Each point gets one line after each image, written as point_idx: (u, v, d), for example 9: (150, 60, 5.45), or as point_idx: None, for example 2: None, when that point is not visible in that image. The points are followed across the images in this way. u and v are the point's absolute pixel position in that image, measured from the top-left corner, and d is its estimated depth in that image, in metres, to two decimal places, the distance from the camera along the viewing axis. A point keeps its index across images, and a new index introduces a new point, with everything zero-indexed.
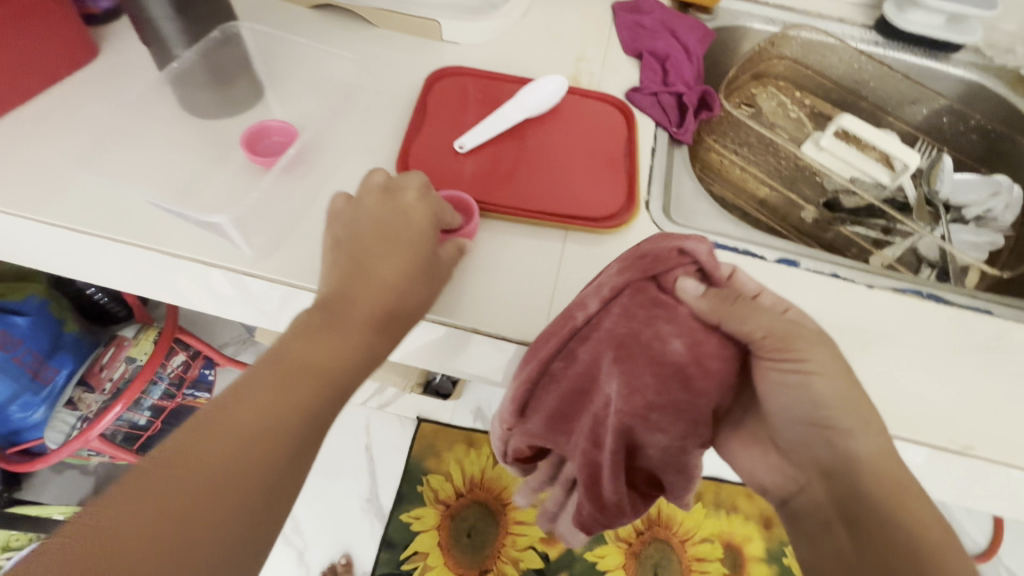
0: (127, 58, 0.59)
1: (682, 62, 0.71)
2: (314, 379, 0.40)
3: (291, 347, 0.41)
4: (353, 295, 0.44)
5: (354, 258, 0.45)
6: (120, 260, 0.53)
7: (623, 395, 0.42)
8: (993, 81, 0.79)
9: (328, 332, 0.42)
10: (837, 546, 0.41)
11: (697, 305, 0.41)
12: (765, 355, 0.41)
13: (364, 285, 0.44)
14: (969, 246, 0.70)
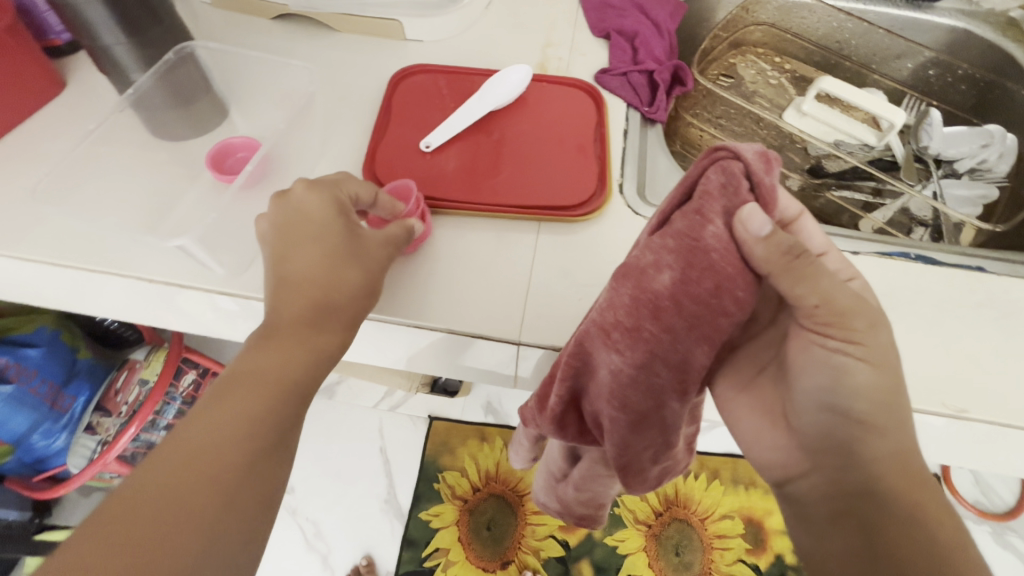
0: (95, 89, 0.60)
1: (652, 38, 0.69)
2: (306, 353, 0.43)
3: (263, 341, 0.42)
4: (322, 295, 0.44)
5: (308, 259, 0.45)
6: (110, 292, 0.54)
7: (600, 306, 0.39)
8: (980, 27, 0.75)
9: (305, 325, 0.43)
10: (845, 543, 0.37)
11: (753, 248, 0.34)
12: (811, 325, 0.37)
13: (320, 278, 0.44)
14: (962, 201, 0.69)
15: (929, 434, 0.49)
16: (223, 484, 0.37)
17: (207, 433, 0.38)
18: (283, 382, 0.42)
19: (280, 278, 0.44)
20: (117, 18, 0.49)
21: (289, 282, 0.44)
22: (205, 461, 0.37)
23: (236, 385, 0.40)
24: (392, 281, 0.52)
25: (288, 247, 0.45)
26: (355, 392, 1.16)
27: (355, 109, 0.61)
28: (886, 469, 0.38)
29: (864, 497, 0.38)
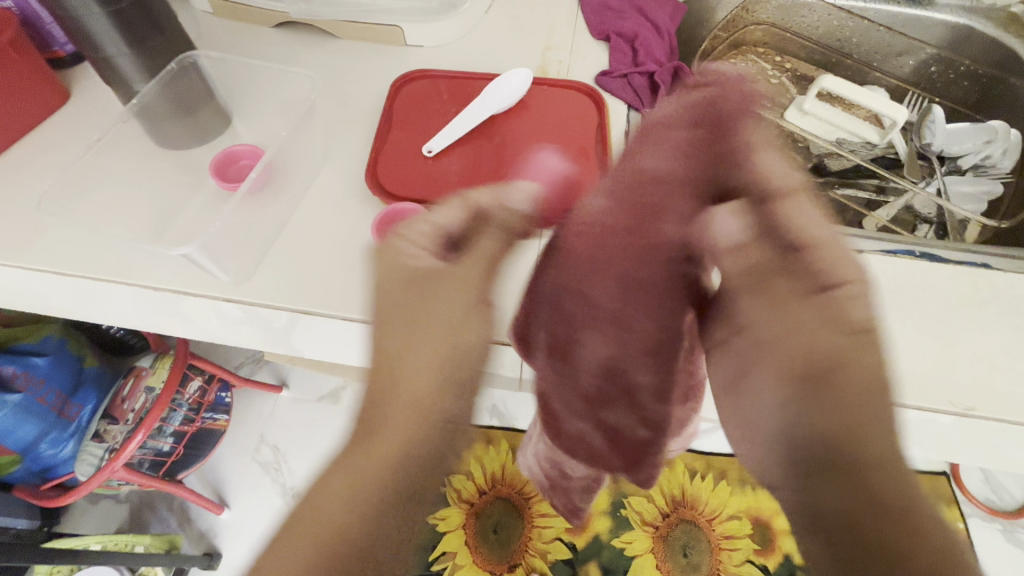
0: (99, 99, 0.61)
1: (652, 40, 0.69)
2: (421, 399, 0.48)
3: (399, 378, 0.49)
4: (435, 358, 0.49)
5: (406, 317, 0.50)
6: (117, 302, 0.54)
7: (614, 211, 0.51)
8: (983, 22, 0.75)
9: (399, 390, 0.49)
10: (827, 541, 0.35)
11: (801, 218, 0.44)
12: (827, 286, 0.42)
13: (406, 380, 0.49)
14: (966, 198, 0.69)
15: (937, 433, 0.49)
16: (371, 513, 0.44)
17: (373, 451, 0.46)
18: (422, 421, 0.48)
19: (381, 321, 0.51)
20: (122, 31, 0.49)
21: (402, 358, 0.49)
22: (346, 491, 0.45)
23: (379, 410, 0.49)
24: (396, 286, 0.52)
25: (396, 308, 0.51)
26: (359, 397, 1.17)
27: (358, 116, 0.62)
28: (876, 471, 0.35)
29: (840, 487, 0.35)
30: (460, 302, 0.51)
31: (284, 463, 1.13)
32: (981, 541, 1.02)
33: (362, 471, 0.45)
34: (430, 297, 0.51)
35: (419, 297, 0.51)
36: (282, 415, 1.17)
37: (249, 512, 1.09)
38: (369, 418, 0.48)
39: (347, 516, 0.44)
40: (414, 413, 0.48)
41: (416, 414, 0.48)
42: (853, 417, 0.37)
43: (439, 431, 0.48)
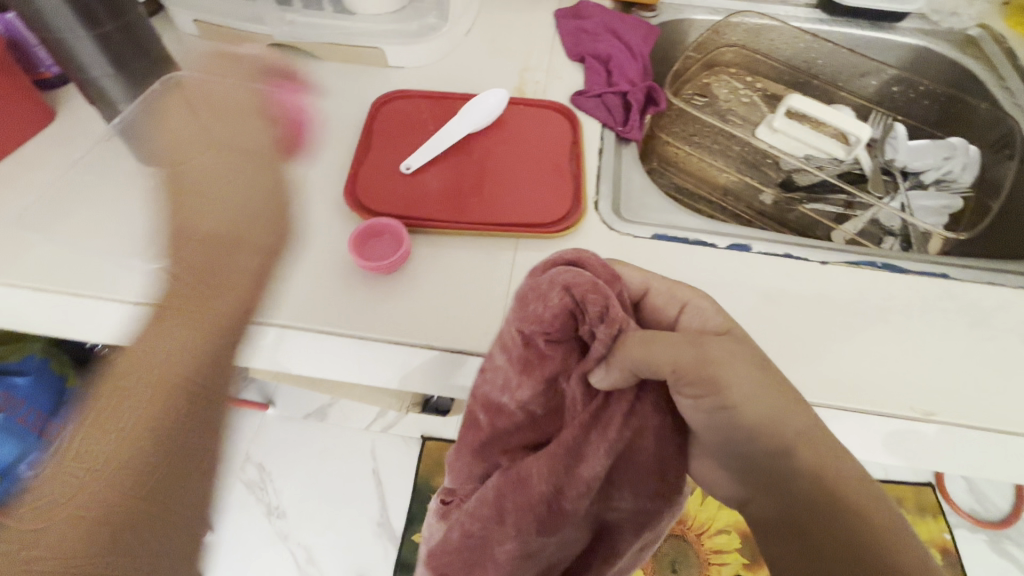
0: (84, 118, 0.62)
1: (625, 61, 0.72)
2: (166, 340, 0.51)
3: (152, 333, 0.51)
4: (213, 226, 0.53)
5: (186, 184, 0.54)
6: (92, 317, 0.54)
7: (645, 419, 0.39)
8: (942, 44, 0.80)
9: (166, 312, 0.52)
10: (784, 552, 0.35)
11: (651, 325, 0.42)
12: (682, 386, 0.36)
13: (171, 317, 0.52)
14: (930, 212, 0.71)
15: (909, 441, 0.50)
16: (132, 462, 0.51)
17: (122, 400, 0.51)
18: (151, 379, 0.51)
19: (193, 218, 0.53)
20: (106, 55, 0.51)
21: (211, 191, 0.54)
22: (157, 360, 0.51)
23: (179, 254, 0.52)
24: (373, 299, 0.53)
25: (199, 178, 0.54)
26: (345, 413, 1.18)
27: (339, 135, 0.63)
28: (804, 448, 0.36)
29: (827, 491, 0.35)
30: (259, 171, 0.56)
31: (270, 482, 1.12)
32: (967, 552, 1.02)
33: (103, 430, 0.52)
34: (227, 165, 0.55)
35: (233, 156, 0.55)
36: (267, 434, 1.17)
37: (232, 533, 1.07)
38: (135, 353, 0.52)
39: (106, 446, 0.51)
40: (170, 358, 0.51)
41: (170, 361, 0.51)
42: (761, 446, 0.36)
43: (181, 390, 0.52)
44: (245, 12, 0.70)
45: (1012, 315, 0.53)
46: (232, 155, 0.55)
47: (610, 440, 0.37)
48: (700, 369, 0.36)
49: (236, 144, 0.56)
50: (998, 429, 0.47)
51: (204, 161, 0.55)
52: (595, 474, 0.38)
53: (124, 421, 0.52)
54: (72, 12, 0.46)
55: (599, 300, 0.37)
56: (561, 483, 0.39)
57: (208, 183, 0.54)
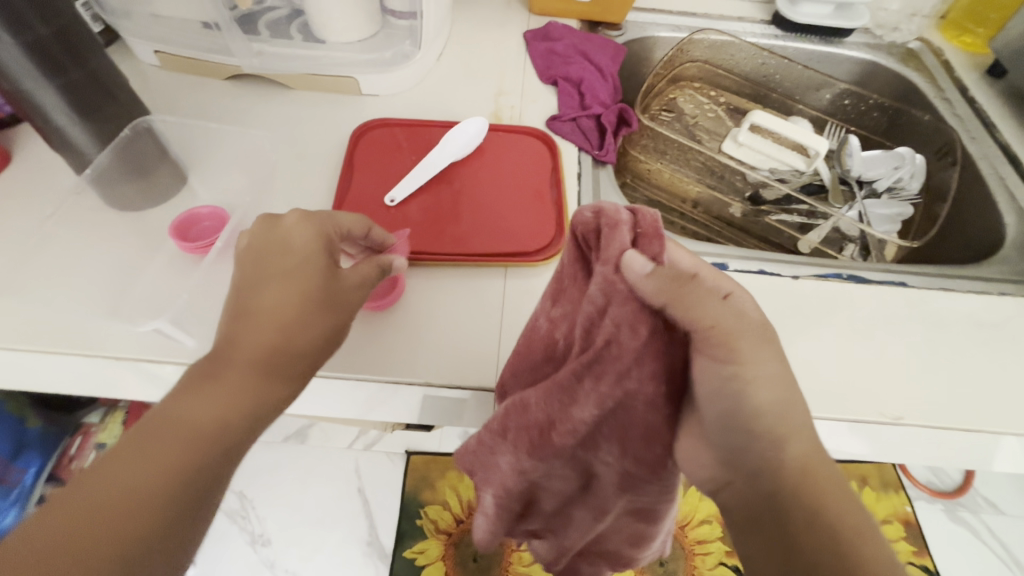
0: (44, 162, 0.60)
1: (596, 84, 0.74)
2: (242, 366, 0.37)
3: (169, 404, 0.36)
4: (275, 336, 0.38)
5: (244, 310, 0.39)
6: (65, 372, 0.52)
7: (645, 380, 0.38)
8: (888, 58, 0.86)
9: (225, 351, 0.38)
10: (754, 547, 0.37)
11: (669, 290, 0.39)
12: (702, 348, 0.38)
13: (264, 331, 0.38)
14: (884, 219, 0.76)
15: (879, 440, 0.54)
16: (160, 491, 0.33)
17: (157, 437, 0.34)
18: (237, 385, 0.37)
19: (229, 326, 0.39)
20: (72, 104, 0.49)
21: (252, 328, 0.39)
22: (211, 404, 0.36)
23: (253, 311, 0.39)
24: (366, 338, 0.53)
25: (259, 280, 0.40)
26: (327, 435, 1.15)
27: (317, 169, 0.63)
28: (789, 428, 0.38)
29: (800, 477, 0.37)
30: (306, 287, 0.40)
31: (252, 509, 1.09)
32: (926, 522, 1.10)
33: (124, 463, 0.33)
34: (271, 279, 0.40)
35: (248, 302, 0.40)
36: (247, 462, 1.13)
37: (216, 567, 1.04)
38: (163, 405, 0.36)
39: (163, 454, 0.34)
40: (230, 396, 0.36)
41: (232, 398, 0.36)
42: (764, 429, 0.37)
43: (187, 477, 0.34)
44: (210, 43, 0.68)
45: (963, 318, 0.58)
46: (235, 284, 0.41)
47: (600, 391, 0.39)
48: (730, 337, 0.37)
49: (271, 260, 0.41)
50: (958, 426, 0.52)
51: (237, 292, 0.40)
52: (584, 418, 0.40)
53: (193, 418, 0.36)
54: (34, 61, 0.44)
55: (619, 244, 0.38)
56: (555, 417, 0.42)
57: (269, 301, 0.40)
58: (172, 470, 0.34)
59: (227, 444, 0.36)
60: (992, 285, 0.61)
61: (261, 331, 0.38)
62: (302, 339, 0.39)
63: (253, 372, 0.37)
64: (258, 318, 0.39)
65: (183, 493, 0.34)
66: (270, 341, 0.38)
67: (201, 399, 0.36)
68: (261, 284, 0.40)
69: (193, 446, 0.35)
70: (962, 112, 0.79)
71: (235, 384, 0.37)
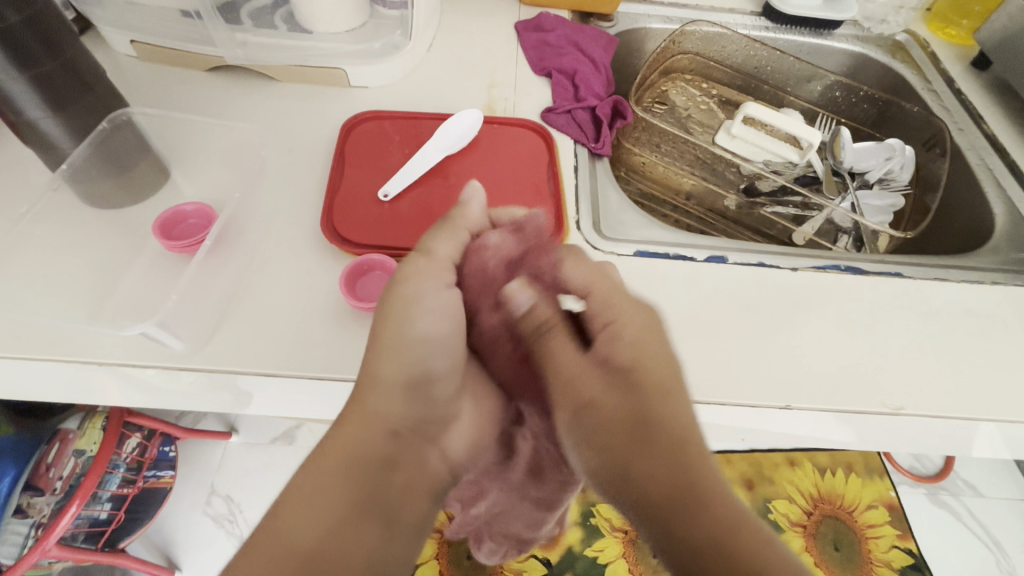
0: (14, 157, 0.57)
1: (591, 76, 0.73)
2: (379, 404, 0.41)
3: (317, 456, 0.39)
4: (410, 370, 0.41)
5: (372, 344, 0.42)
6: (43, 379, 0.49)
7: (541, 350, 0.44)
8: (876, 50, 0.87)
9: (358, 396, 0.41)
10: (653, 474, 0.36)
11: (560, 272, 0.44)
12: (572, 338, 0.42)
13: (380, 368, 0.41)
14: (878, 210, 0.76)
15: (879, 431, 0.54)
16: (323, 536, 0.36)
17: (318, 479, 0.38)
18: (376, 424, 0.40)
19: (354, 357, 0.42)
20: (45, 96, 0.46)
21: (373, 366, 0.41)
22: (358, 445, 0.40)
23: (373, 351, 0.42)
24: (358, 340, 0.50)
25: (380, 318, 0.42)
26: (315, 435, 1.13)
27: (306, 164, 0.61)
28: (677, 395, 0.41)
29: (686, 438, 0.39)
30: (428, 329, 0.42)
31: (239, 513, 1.06)
32: (910, 506, 1.12)
33: (304, 506, 0.37)
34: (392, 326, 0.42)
35: (367, 342, 0.42)
36: (232, 464, 1.11)
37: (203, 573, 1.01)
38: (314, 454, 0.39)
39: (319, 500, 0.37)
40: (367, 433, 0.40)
41: (369, 434, 0.40)
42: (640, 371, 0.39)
43: (349, 516, 0.37)
44: (190, 33, 0.65)
45: (959, 308, 0.59)
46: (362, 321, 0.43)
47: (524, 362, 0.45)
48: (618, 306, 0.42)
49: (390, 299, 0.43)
50: (956, 415, 0.52)
51: (361, 328, 0.43)
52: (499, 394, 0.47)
53: (329, 469, 0.38)
54: (5, 52, 0.42)
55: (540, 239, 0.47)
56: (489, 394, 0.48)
57: (386, 340, 0.42)
58: (332, 508, 0.37)
59: (375, 459, 0.40)
60: (985, 275, 0.62)
61: (369, 376, 0.41)
62: (409, 365, 0.41)
63: (387, 410, 0.41)
64: (366, 359, 0.42)
65: (351, 519, 0.37)
66: (406, 370, 0.41)
67: (347, 439, 0.40)
68: (368, 329, 0.42)
69: (343, 496, 0.38)
70: (950, 104, 0.80)
71: (378, 422, 0.40)
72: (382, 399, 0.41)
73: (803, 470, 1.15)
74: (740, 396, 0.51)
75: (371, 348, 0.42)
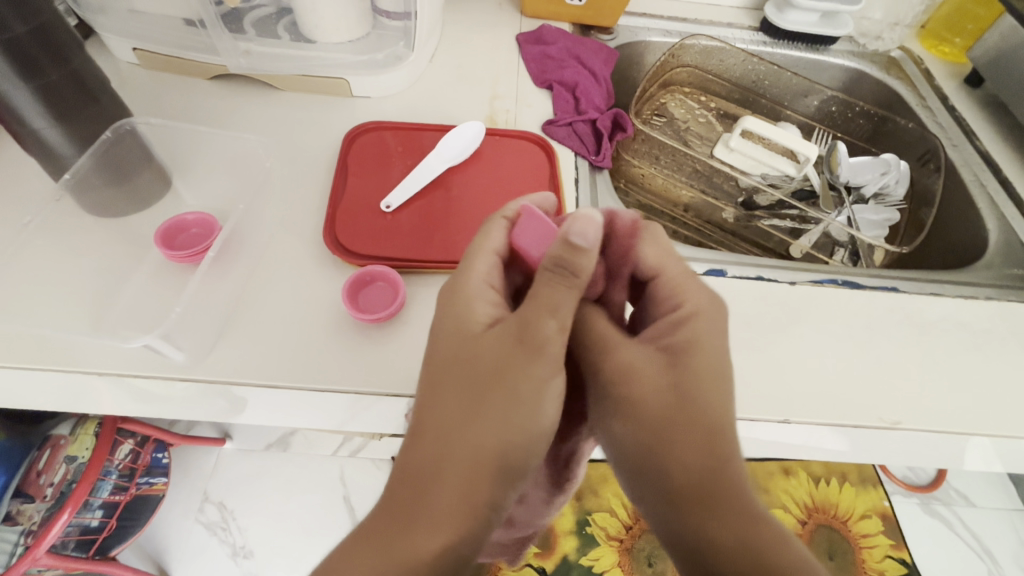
0: (14, 164, 0.56)
1: (591, 89, 0.74)
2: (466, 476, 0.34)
3: (392, 504, 0.35)
4: (502, 446, 0.35)
5: (468, 393, 0.36)
6: (41, 389, 0.49)
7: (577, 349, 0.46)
8: (871, 66, 0.88)
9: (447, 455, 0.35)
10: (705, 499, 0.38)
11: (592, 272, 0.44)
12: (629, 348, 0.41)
13: (471, 430, 0.35)
14: (873, 224, 0.77)
15: (875, 444, 0.54)
16: None
17: (387, 540, 0.34)
18: (459, 502, 0.34)
19: (451, 396, 0.37)
20: (49, 106, 0.46)
21: (465, 427, 0.35)
22: (433, 522, 0.34)
23: (469, 410, 0.36)
24: (360, 352, 0.50)
25: (479, 365, 0.37)
26: (309, 442, 1.11)
27: (309, 174, 0.61)
28: (690, 452, 0.37)
29: (681, 514, 0.37)
30: (531, 399, 0.36)
31: (233, 521, 1.05)
32: (904, 515, 1.13)
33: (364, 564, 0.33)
34: (492, 375, 0.36)
35: (463, 388, 0.37)
36: (226, 471, 1.10)
37: None
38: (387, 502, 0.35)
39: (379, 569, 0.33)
40: (447, 511, 0.34)
41: (447, 513, 0.34)
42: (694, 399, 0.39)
43: None
44: (193, 41, 0.65)
45: (954, 324, 0.59)
46: (465, 358, 0.38)
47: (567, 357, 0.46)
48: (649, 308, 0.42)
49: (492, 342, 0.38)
50: (952, 430, 0.53)
51: (461, 365, 0.38)
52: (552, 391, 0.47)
53: (401, 536, 0.34)
54: (10, 63, 0.42)
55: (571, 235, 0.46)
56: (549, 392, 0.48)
57: (483, 396, 0.36)
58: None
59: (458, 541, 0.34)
60: (979, 290, 0.63)
61: (467, 427, 0.35)
62: (520, 427, 0.36)
63: (473, 486, 0.34)
64: (466, 404, 0.36)
65: None
66: (501, 445, 0.35)
67: (422, 505, 0.34)
68: (471, 375, 0.37)
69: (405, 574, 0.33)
70: (944, 120, 0.81)
71: (459, 500, 0.34)
72: (469, 464, 0.35)
73: (797, 479, 1.15)
74: (739, 410, 0.52)
75: (470, 396, 0.36)
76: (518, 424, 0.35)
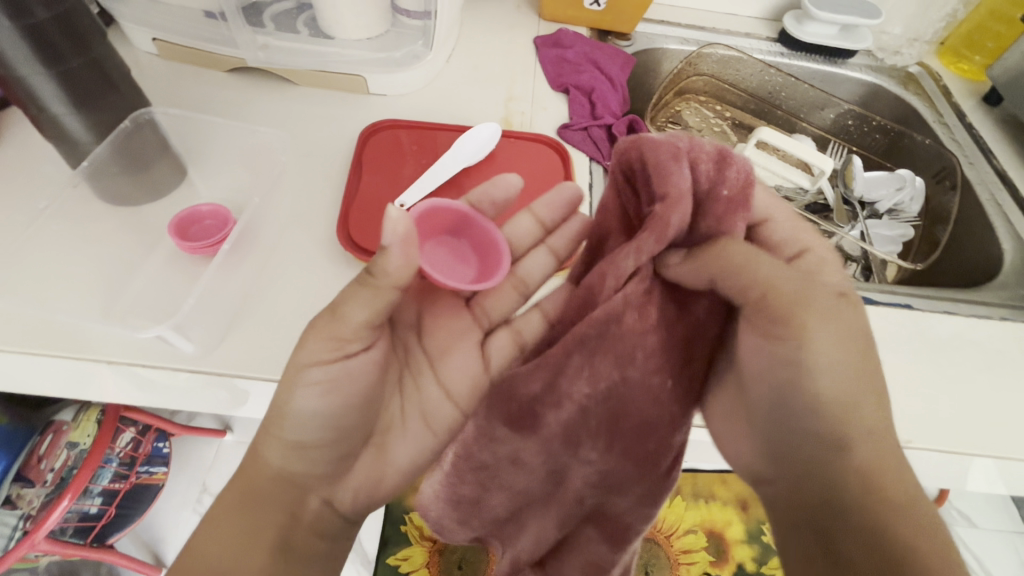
0: (31, 149, 0.57)
1: (607, 94, 0.73)
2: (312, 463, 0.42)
3: (262, 471, 0.42)
4: (341, 440, 0.43)
5: (325, 400, 0.41)
6: (49, 374, 0.49)
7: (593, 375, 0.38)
8: (888, 81, 0.87)
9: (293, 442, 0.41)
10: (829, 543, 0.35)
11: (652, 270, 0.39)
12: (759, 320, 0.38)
13: (316, 426, 0.41)
14: (887, 240, 0.77)
15: None
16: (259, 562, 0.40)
17: (254, 499, 0.42)
18: (299, 480, 0.43)
19: (307, 400, 0.41)
20: (69, 94, 0.47)
21: (312, 422, 0.41)
22: (289, 476, 0.42)
23: (319, 411, 0.41)
24: None
25: (329, 375, 0.41)
26: None
27: (324, 170, 0.61)
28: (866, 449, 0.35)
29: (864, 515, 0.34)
30: (362, 405, 0.43)
31: None
32: None
33: (240, 520, 0.41)
34: (342, 385, 0.41)
35: (318, 391, 0.41)
36: (225, 462, 1.09)
37: None
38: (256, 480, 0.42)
39: (245, 529, 0.41)
40: (297, 478, 0.42)
41: (297, 479, 0.42)
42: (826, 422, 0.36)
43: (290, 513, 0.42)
44: (212, 34, 0.66)
45: (969, 343, 0.59)
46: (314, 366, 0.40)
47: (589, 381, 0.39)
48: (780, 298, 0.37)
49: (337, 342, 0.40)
50: (963, 451, 0.52)
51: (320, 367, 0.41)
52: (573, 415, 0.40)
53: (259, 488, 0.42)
54: (32, 47, 0.42)
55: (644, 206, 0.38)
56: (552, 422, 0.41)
57: (330, 402, 0.41)
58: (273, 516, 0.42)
59: (301, 503, 0.43)
60: (992, 310, 0.62)
61: (318, 430, 0.41)
62: (354, 442, 0.44)
63: (321, 465, 0.43)
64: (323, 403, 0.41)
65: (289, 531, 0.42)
66: (337, 440, 0.42)
67: (291, 477, 0.42)
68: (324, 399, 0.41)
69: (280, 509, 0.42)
70: (960, 137, 0.81)
71: (313, 471, 0.43)
72: (318, 449, 0.42)
73: None
74: None
75: (321, 396, 0.41)
76: (348, 425, 0.43)
